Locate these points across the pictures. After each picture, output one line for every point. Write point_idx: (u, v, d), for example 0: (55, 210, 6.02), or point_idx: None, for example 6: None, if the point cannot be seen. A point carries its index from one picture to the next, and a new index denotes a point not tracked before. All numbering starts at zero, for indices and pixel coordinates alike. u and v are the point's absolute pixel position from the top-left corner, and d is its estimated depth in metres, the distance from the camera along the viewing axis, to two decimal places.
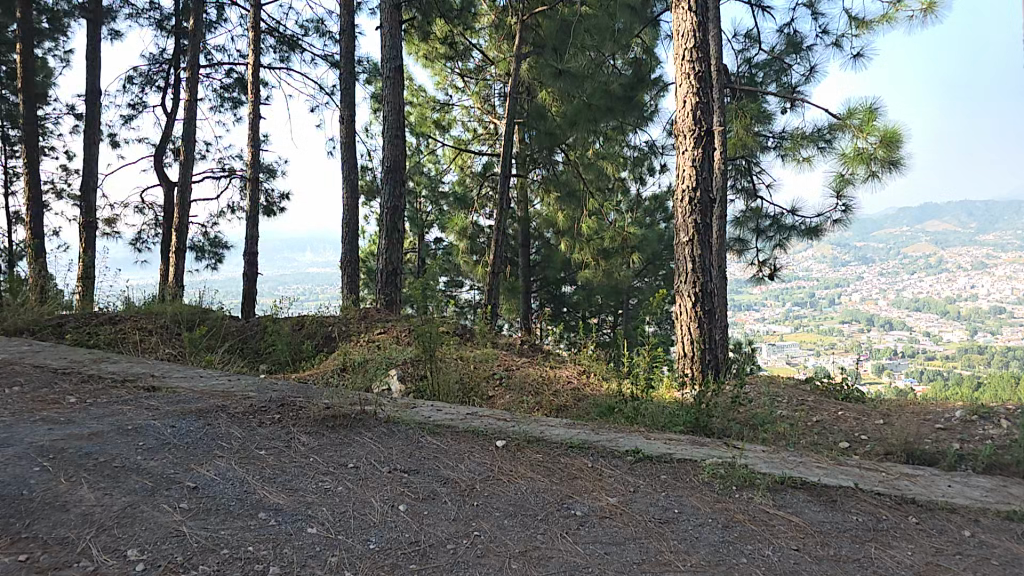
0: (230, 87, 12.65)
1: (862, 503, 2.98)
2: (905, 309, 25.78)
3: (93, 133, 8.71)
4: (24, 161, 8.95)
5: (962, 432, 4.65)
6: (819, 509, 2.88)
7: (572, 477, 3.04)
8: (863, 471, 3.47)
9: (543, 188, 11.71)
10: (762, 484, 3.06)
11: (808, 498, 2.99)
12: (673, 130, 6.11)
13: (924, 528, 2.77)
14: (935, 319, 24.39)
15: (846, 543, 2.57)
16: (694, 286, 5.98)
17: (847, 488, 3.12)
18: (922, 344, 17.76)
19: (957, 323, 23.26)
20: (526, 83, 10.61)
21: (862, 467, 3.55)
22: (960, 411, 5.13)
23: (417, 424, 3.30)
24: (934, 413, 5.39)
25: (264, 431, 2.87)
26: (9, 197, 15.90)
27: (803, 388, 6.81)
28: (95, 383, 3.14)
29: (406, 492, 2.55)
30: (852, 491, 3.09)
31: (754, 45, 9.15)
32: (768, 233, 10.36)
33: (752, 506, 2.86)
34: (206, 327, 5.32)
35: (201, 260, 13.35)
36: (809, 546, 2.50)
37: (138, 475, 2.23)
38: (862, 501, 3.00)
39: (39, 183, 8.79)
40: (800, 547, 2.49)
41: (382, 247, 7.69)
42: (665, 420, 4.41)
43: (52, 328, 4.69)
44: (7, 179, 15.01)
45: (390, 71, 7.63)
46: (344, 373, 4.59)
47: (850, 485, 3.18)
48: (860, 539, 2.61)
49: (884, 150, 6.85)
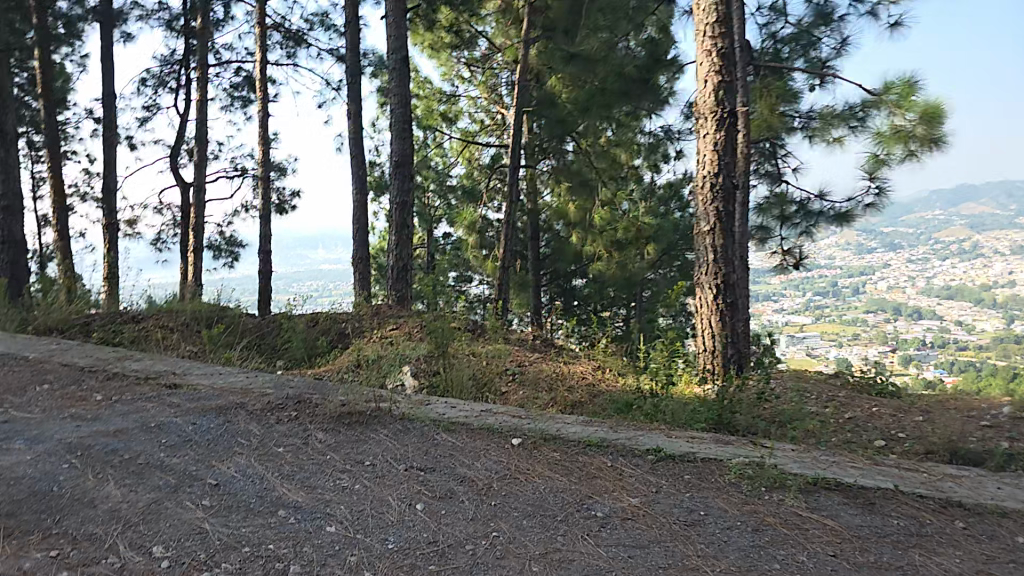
0: (240, 85, 12.79)
1: (902, 506, 3.15)
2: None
3: (111, 135, 8.85)
4: (47, 163, 9.12)
5: (1011, 430, 4.76)
6: (856, 512, 3.06)
7: (592, 476, 3.08)
8: (903, 471, 3.69)
9: (554, 179, 11.68)
10: (793, 485, 3.23)
11: (843, 500, 3.17)
12: (694, 112, 6.03)
13: (972, 534, 2.93)
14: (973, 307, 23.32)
15: (887, 549, 2.71)
16: (715, 277, 5.90)
17: (886, 490, 3.31)
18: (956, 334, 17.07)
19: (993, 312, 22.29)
20: (535, 69, 10.73)
21: (902, 468, 3.79)
22: (1008, 408, 5.22)
23: (432, 421, 3.32)
24: (980, 410, 5.45)
25: (282, 428, 2.90)
26: (35, 201, 16.39)
27: (832, 383, 6.72)
28: (120, 380, 3.21)
29: (423, 491, 2.57)
30: (891, 493, 3.28)
31: (779, 18, 8.98)
32: (793, 220, 10.30)
33: (783, 509, 3.00)
34: (225, 324, 5.40)
35: (219, 258, 13.56)
36: (845, 552, 2.63)
37: (162, 472, 2.28)
38: (902, 504, 3.18)
39: (62, 185, 8.97)
40: (836, 553, 2.62)
41: (392, 243, 7.72)
42: (687, 417, 4.39)
43: (80, 326, 4.80)
44: (33, 183, 15.45)
45: (396, 62, 7.61)
46: (358, 370, 4.62)
47: (890, 487, 3.37)
48: (901, 545, 2.75)
49: (924, 128, 6.68)
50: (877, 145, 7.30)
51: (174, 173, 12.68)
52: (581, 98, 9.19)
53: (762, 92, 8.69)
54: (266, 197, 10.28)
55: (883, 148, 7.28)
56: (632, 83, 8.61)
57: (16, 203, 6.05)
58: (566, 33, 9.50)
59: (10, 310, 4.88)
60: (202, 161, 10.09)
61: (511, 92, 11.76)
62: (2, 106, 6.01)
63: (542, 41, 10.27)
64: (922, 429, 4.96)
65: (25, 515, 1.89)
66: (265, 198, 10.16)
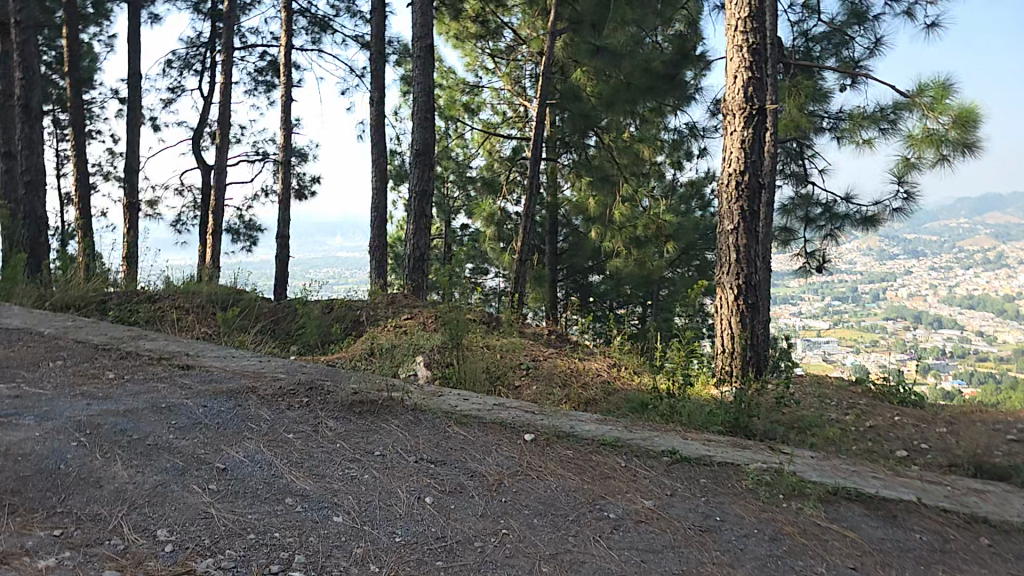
0: (264, 70, 12.82)
1: (926, 520, 3.01)
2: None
3: (136, 116, 8.92)
4: (72, 142, 9.23)
5: None
6: (877, 524, 2.93)
7: (605, 476, 2.99)
8: (927, 485, 3.54)
9: (574, 173, 11.52)
10: (812, 494, 3.11)
11: (865, 512, 3.05)
12: (722, 109, 5.86)
13: (999, 552, 2.79)
14: None
15: (911, 564, 2.58)
16: (737, 278, 5.74)
17: (908, 503, 3.18)
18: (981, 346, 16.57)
19: None
20: (560, 62, 10.22)
21: (927, 481, 3.65)
22: None
23: (443, 414, 3.25)
24: (1008, 424, 5.24)
25: (293, 414, 2.86)
26: (60, 178, 16.64)
27: (853, 390, 6.52)
28: (133, 359, 3.21)
29: (432, 484, 2.51)
30: (915, 507, 3.14)
31: (812, 16, 8.71)
32: (817, 222, 9.96)
33: (802, 519, 2.89)
34: (240, 308, 5.40)
35: (237, 242, 13.68)
36: (867, 567, 2.52)
37: (169, 454, 2.25)
38: (924, 518, 3.04)
39: (86, 163, 9.07)
40: (858, 567, 2.51)
41: (410, 232, 7.67)
42: (704, 420, 4.28)
43: (97, 305, 4.83)
44: (59, 161, 15.71)
45: (421, 50, 7.53)
46: (372, 358, 4.57)
47: (913, 499, 3.23)
48: (924, 560, 2.63)
49: (958, 132, 6.41)
50: (907, 148, 7.05)
51: (197, 156, 12.78)
52: (606, 91, 9.07)
53: (791, 91, 8.31)
54: (286, 182, 10.31)
55: (913, 152, 7.01)
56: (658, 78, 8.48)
57: (39, 178, 6.11)
58: (593, 26, 8.94)
59: (30, 286, 4.93)
60: (224, 145, 10.14)
61: (535, 84, 11.61)
62: (30, 83, 6.06)
63: (570, 33, 9.69)
64: (947, 441, 4.78)
65: (30, 493, 1.86)
66: (285, 183, 10.19)
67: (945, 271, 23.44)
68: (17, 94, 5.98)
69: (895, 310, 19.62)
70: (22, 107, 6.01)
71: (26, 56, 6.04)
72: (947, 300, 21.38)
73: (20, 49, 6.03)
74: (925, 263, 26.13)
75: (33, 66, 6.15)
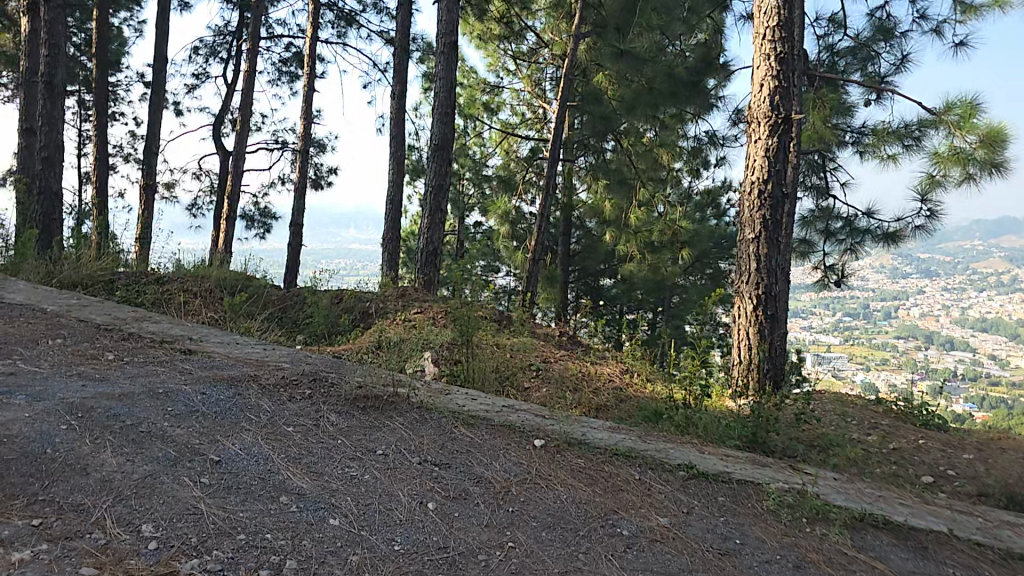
0: (288, 61, 12.80)
1: (958, 554, 2.80)
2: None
3: (158, 98, 8.90)
4: (92, 121, 9.24)
5: None
6: (907, 557, 2.73)
7: (618, 489, 2.84)
8: (957, 515, 3.32)
9: (591, 175, 11.33)
10: (837, 519, 2.92)
11: (893, 542, 2.85)
12: (747, 117, 5.66)
13: None
14: None
15: None
16: (756, 288, 5.53)
17: (938, 534, 2.97)
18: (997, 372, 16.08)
19: None
20: (583, 64, 10.11)
21: (956, 510, 3.44)
22: None
23: (451, 413, 3.12)
24: None
25: (295, 407, 2.75)
26: (80, 157, 16.77)
27: (873, 409, 6.25)
28: (134, 341, 3.11)
29: (436, 488, 2.38)
30: (945, 538, 2.93)
31: (838, 30, 8.41)
32: (837, 236, 9.66)
33: (826, 545, 2.71)
34: (248, 294, 5.33)
35: (251, 229, 13.70)
36: None
37: (163, 443, 2.14)
38: (956, 551, 2.83)
39: (104, 143, 9.07)
40: None
41: (424, 227, 7.54)
42: (721, 433, 4.09)
43: (104, 284, 4.78)
44: (80, 141, 15.84)
45: (445, 46, 7.41)
46: (378, 352, 4.44)
47: (942, 530, 3.02)
48: None
49: (985, 151, 6.10)
50: (932, 165, 6.75)
51: (217, 141, 12.81)
52: (627, 96, 8.83)
53: (816, 102, 7.85)
54: (303, 171, 10.26)
55: (938, 169, 6.71)
56: (681, 84, 8.30)
57: (57, 155, 6.10)
58: (618, 31, 8.81)
59: (40, 261, 4.89)
60: (243, 132, 10.12)
61: (556, 87, 11.44)
62: (55, 60, 6.00)
63: (594, 37, 9.48)
64: (975, 469, 4.53)
65: (11, 478, 1.75)
66: (302, 172, 10.14)
67: (958, 293, 22.95)
68: (41, 70, 5.95)
69: (906, 329, 19.15)
70: (44, 83, 5.97)
71: (53, 33, 5.97)
72: (960, 321, 20.91)
73: (48, 27, 5.97)
74: (938, 283, 25.56)
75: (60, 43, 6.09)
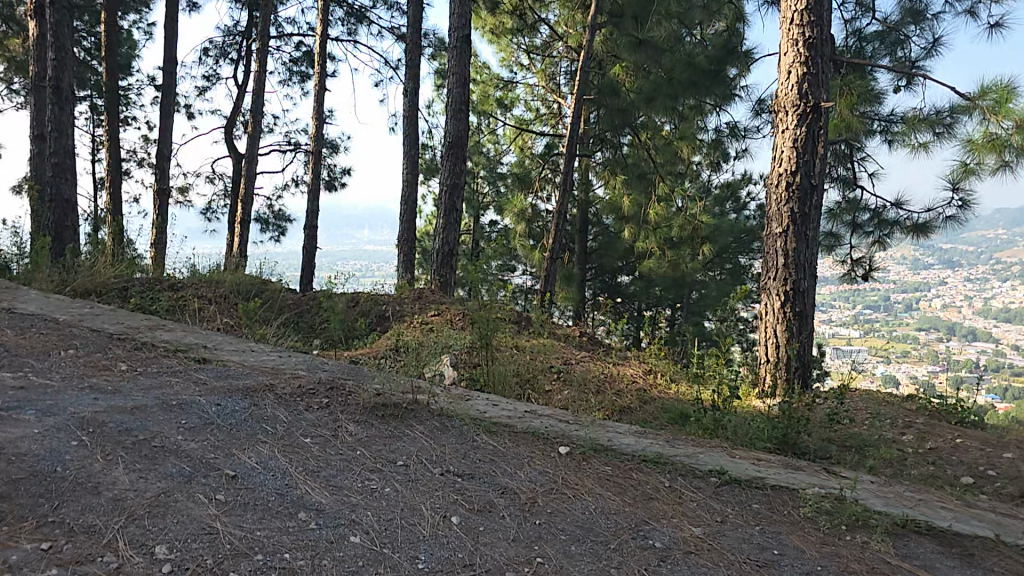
0: (299, 61, 12.78)
1: (1007, 560, 2.63)
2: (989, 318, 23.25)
3: (169, 101, 8.91)
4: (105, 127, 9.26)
5: None
6: (954, 565, 2.55)
7: (647, 497, 2.71)
8: (1001, 518, 3.14)
9: (608, 170, 11.15)
10: (879, 526, 2.75)
11: (938, 549, 2.67)
12: (773, 107, 5.49)
13: None
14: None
15: None
16: (783, 284, 5.34)
17: (985, 540, 2.79)
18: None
19: None
20: (599, 57, 9.96)
21: (999, 513, 3.26)
22: None
23: (473, 421, 3.02)
24: None
25: (312, 417, 2.66)
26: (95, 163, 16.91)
27: (907, 407, 5.99)
28: (147, 351, 3.06)
29: (460, 501, 2.28)
30: (992, 544, 2.76)
31: (866, 14, 8.13)
32: (865, 229, 9.36)
33: (869, 554, 2.54)
34: (263, 299, 5.30)
35: (266, 232, 13.73)
36: None
37: (177, 458, 2.06)
38: (1006, 558, 2.65)
39: (117, 148, 9.10)
40: None
41: (440, 226, 7.44)
42: (752, 435, 3.93)
43: (117, 292, 4.76)
44: (94, 147, 15.95)
45: (458, 41, 7.29)
46: (397, 356, 4.35)
47: (988, 535, 2.85)
48: None
49: (1020, 137, 5.73)
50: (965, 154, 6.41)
51: (230, 144, 12.83)
52: (645, 88, 8.63)
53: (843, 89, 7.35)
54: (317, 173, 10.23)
55: (973, 157, 6.39)
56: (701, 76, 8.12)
57: (67, 160, 6.10)
58: (635, 19, 8.70)
59: (53, 270, 4.84)
60: (256, 135, 10.11)
61: (571, 82, 11.27)
62: (62, 64, 6.05)
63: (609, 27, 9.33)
64: (1017, 468, 4.32)
65: (20, 499, 1.68)
66: (316, 174, 10.12)
67: (981, 283, 22.30)
68: (48, 75, 5.99)
69: (928, 321, 18.67)
70: (52, 88, 6.00)
71: (58, 37, 5.99)
72: (982, 312, 20.41)
73: (54, 30, 5.99)
74: (961, 275, 24.92)
75: (66, 47, 6.09)
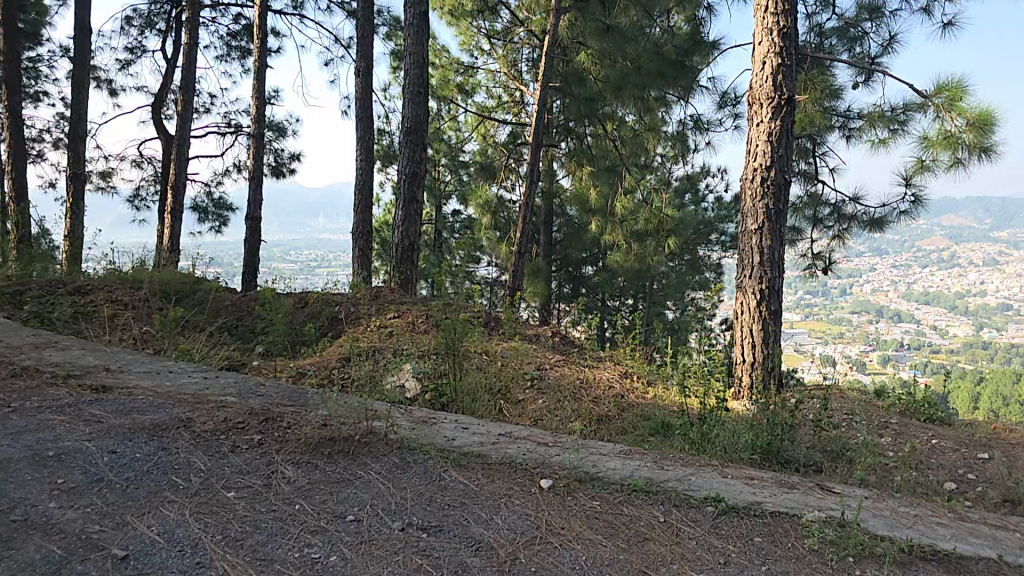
0: (237, 33, 11.67)
1: None
2: (913, 301, 24.95)
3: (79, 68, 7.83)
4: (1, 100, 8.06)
5: None
6: None
7: (642, 538, 2.23)
8: (995, 531, 2.70)
9: (573, 162, 10.78)
10: (887, 555, 2.24)
11: None
12: (747, 98, 5.21)
13: None
14: (940, 318, 23.60)
15: None
16: (759, 283, 5.08)
17: (988, 561, 2.32)
18: (931, 339, 17.05)
19: (971, 325, 22.30)
20: (565, 43, 9.45)
21: (990, 525, 2.81)
22: None
23: (438, 453, 2.58)
24: None
25: (239, 461, 2.17)
26: None
27: (877, 403, 5.82)
28: (27, 379, 2.50)
29: (427, 567, 1.79)
30: (996, 566, 2.30)
31: (827, 8, 7.91)
32: (826, 223, 9.26)
33: None
34: (191, 304, 4.69)
35: (205, 222, 12.67)
36: None
37: (45, 536, 1.55)
38: None
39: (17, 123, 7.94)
40: None
41: (398, 219, 6.85)
42: (737, 446, 3.55)
43: (10, 294, 4.08)
44: None
45: (414, 17, 6.68)
46: (348, 367, 3.90)
47: (992, 556, 2.38)
48: None
49: (974, 135, 5.39)
50: (921, 151, 6.03)
51: (158, 124, 11.68)
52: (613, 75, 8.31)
53: (807, 84, 7.17)
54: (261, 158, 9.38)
55: (928, 155, 5.98)
56: (669, 63, 7.68)
57: None
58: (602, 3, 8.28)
59: None
60: (186, 115, 9.16)
61: (535, 69, 10.79)
62: None
63: (576, 13, 8.82)
64: (997, 470, 4.15)
65: None
66: (259, 160, 9.27)
67: (904, 268, 23.73)
68: None
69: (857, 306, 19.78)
70: None
71: None
72: (903, 298, 21.91)
73: None
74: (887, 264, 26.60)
75: None
